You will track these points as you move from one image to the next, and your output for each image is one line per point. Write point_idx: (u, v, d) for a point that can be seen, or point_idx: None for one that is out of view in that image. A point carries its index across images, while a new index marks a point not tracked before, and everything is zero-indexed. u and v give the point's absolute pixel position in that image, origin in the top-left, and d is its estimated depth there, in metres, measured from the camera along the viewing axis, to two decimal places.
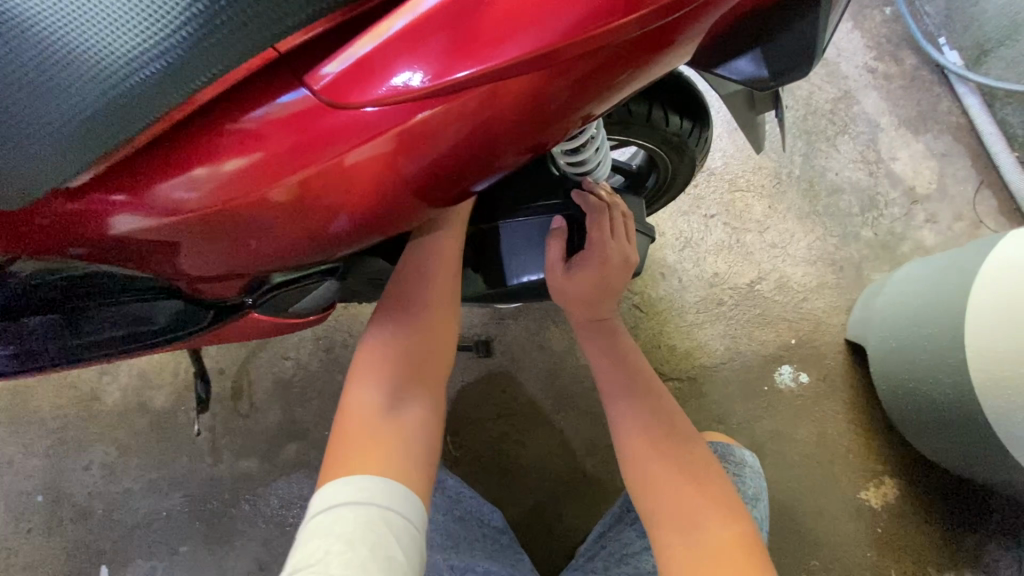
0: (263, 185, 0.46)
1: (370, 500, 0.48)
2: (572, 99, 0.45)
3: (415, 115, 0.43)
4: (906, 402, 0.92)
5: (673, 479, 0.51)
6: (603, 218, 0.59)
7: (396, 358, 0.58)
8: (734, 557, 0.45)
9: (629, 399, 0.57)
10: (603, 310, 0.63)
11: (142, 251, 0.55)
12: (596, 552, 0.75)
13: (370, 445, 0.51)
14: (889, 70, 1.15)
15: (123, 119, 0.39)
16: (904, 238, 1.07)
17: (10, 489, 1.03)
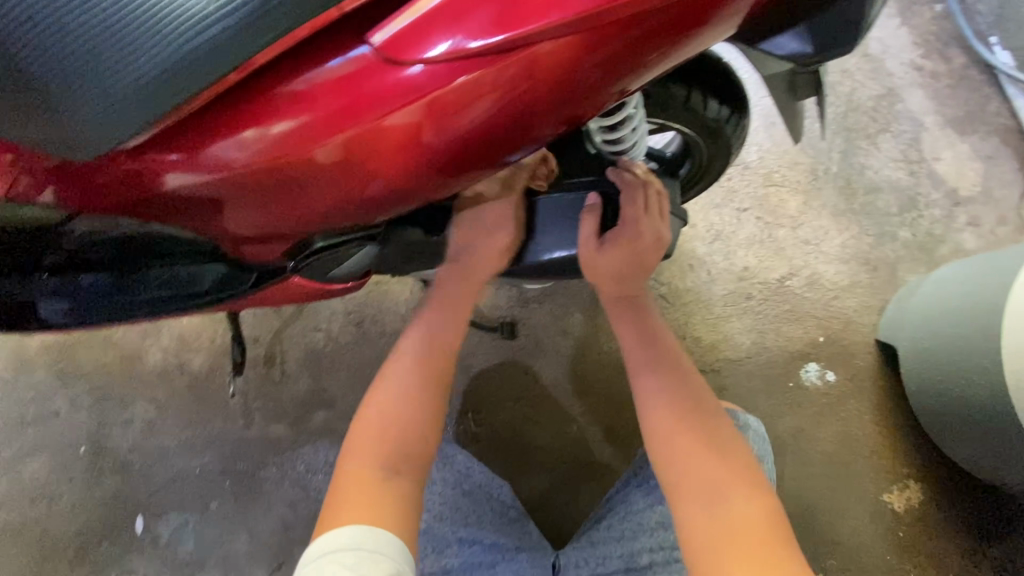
0: (307, 147, 0.49)
1: (361, 545, 0.53)
2: (606, 75, 0.47)
3: (452, 81, 0.45)
4: (936, 405, 0.90)
5: (701, 454, 0.52)
6: (637, 193, 0.63)
7: (391, 415, 0.63)
8: (754, 531, 0.48)
9: (656, 373, 0.58)
10: (632, 287, 0.65)
11: (192, 209, 0.59)
12: (605, 514, 0.83)
13: (363, 499, 0.57)
14: (937, 69, 1.12)
15: (183, 82, 0.43)
16: (943, 241, 1.04)
17: (57, 439, 1.09)
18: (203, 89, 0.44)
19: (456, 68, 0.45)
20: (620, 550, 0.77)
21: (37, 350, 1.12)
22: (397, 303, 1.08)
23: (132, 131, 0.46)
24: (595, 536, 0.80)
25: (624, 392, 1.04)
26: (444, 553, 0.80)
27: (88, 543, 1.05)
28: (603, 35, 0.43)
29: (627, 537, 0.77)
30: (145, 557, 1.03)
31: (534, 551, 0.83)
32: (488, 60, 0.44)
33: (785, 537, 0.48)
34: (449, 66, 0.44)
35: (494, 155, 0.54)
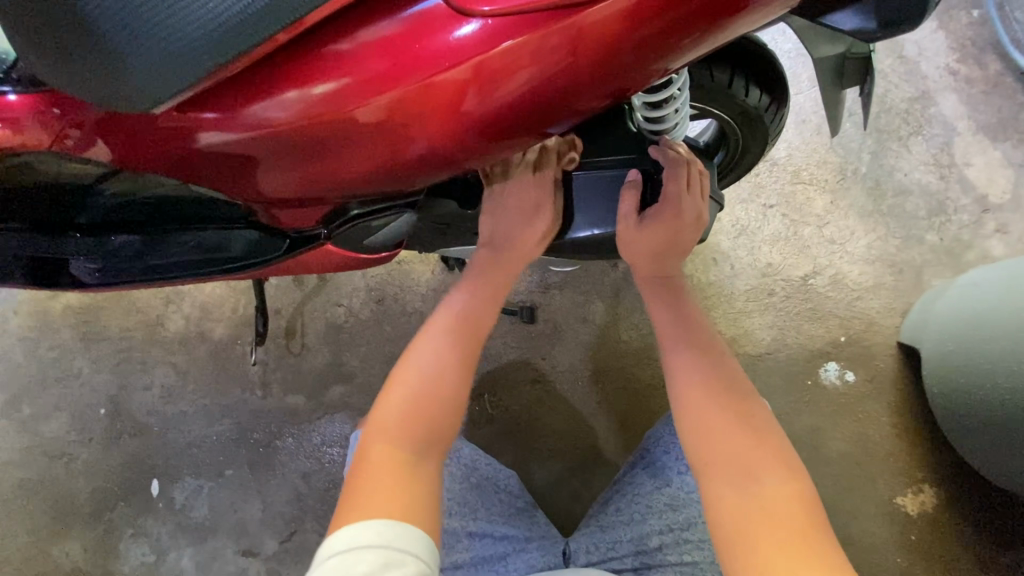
0: (351, 107, 0.50)
1: (389, 543, 0.49)
2: (652, 48, 0.46)
3: (497, 46, 0.46)
4: (956, 409, 0.90)
5: (731, 432, 0.54)
6: (681, 171, 0.64)
7: (418, 400, 0.59)
8: (786, 506, 0.49)
9: (690, 353, 0.61)
10: (667, 267, 0.68)
11: (229, 170, 0.60)
12: (612, 496, 0.83)
13: (391, 489, 0.52)
14: (972, 73, 1.11)
15: (240, 36, 0.44)
16: (970, 247, 1.04)
17: (77, 399, 1.10)
18: (259, 45, 0.45)
19: (503, 32, 0.45)
20: (630, 534, 0.77)
21: (61, 312, 1.13)
22: (418, 282, 1.09)
23: (184, 83, 0.47)
24: (603, 519, 0.81)
25: (640, 382, 1.04)
26: (456, 547, 0.80)
27: (104, 503, 1.06)
28: (652, 3, 0.43)
29: (637, 520, 0.78)
30: (159, 519, 1.05)
31: (544, 540, 0.83)
32: (536, 25, 0.45)
33: (816, 518, 0.48)
34: (495, 29, 0.45)
35: (533, 126, 0.54)
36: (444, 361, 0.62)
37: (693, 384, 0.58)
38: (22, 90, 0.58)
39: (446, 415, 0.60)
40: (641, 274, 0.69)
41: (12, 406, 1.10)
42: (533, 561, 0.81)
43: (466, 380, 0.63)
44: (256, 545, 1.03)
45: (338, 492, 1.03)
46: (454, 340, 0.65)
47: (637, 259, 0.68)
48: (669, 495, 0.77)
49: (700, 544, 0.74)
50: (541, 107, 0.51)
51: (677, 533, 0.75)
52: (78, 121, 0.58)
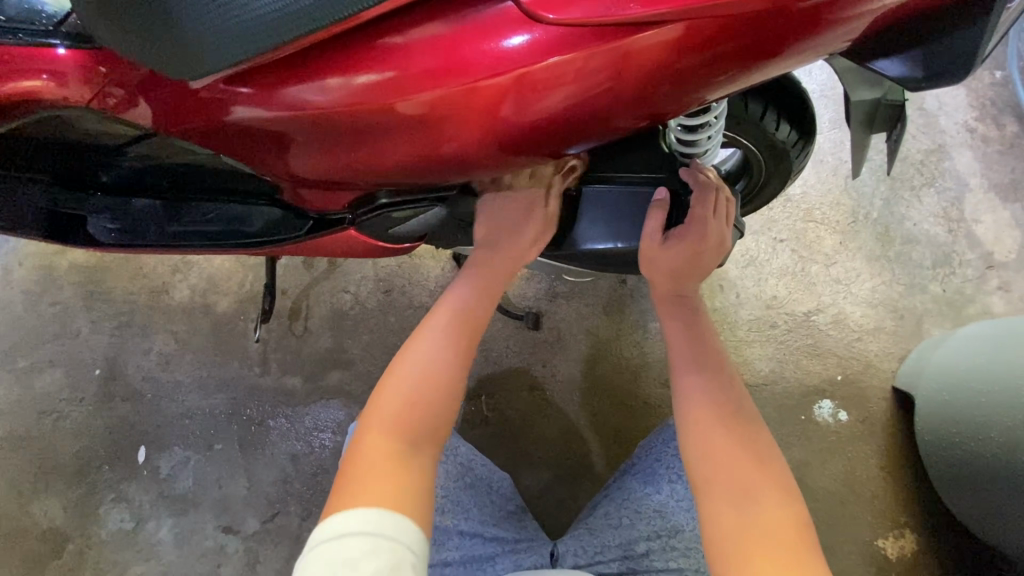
0: (391, 101, 0.51)
1: (378, 530, 0.50)
2: (693, 78, 0.48)
3: (544, 59, 0.47)
4: (946, 458, 0.91)
5: (733, 452, 0.56)
6: (708, 194, 0.66)
7: (415, 391, 0.60)
8: (787, 534, 0.50)
9: (697, 371, 0.62)
10: (685, 287, 0.69)
11: (260, 146, 0.61)
12: (600, 501, 0.84)
13: (384, 486, 0.53)
14: (989, 133, 1.13)
15: (300, 21, 0.45)
16: (972, 300, 1.06)
17: (72, 357, 1.10)
18: (314, 31, 0.46)
19: (550, 47, 0.46)
20: (618, 539, 0.78)
21: (67, 269, 1.13)
22: (427, 277, 1.10)
23: (236, 59, 0.48)
24: (592, 520, 0.82)
25: (638, 400, 1.04)
26: (446, 546, 0.79)
27: (89, 465, 1.05)
28: (699, 36, 0.44)
29: (624, 525, 0.78)
30: (142, 487, 1.04)
31: (533, 542, 0.83)
32: (584, 42, 0.46)
33: (807, 544, 0.50)
34: (543, 43, 0.46)
35: (567, 140, 0.55)
36: (443, 349, 0.63)
37: (695, 401, 0.60)
38: (70, 45, 0.58)
39: (442, 406, 0.60)
40: (659, 296, 0.69)
41: (7, 357, 1.10)
42: (521, 560, 0.80)
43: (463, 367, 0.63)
44: (237, 522, 1.02)
45: (325, 478, 1.03)
46: (458, 326, 0.66)
47: (658, 278, 0.68)
48: (658, 501, 0.78)
49: (685, 552, 0.75)
50: (577, 123, 0.52)
51: (665, 539, 0.76)
52: (123, 81, 0.59)
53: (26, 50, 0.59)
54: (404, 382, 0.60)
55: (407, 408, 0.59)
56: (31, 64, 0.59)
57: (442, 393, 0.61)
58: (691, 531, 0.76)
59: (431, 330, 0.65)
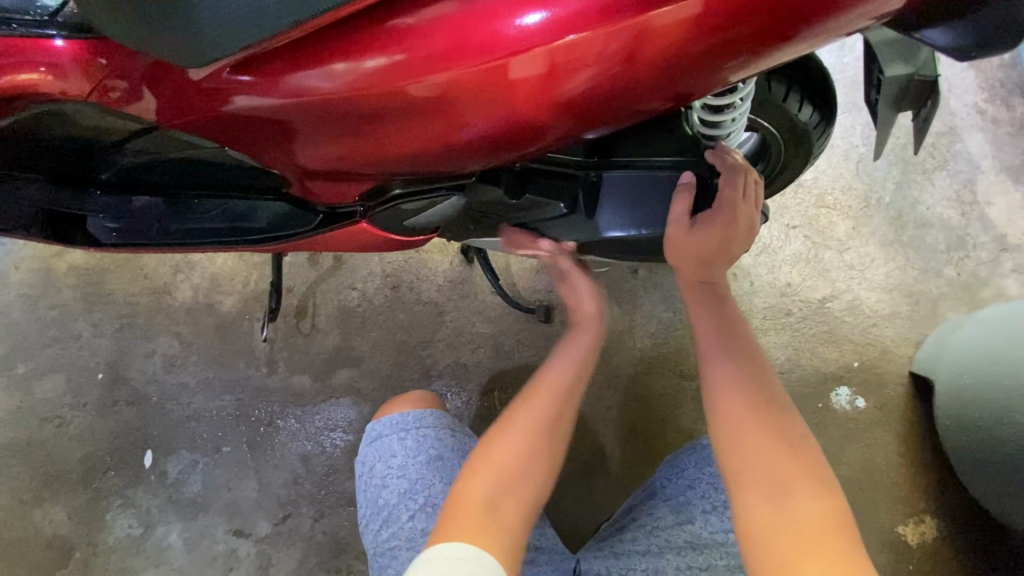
0: (401, 87, 0.49)
1: (467, 557, 0.50)
2: (718, 55, 0.45)
3: (561, 38, 0.44)
4: (968, 443, 0.90)
5: (768, 446, 0.54)
6: (737, 178, 0.64)
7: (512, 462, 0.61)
8: (823, 526, 0.49)
9: (728, 358, 0.61)
10: (713, 272, 0.67)
11: (265, 137, 0.59)
12: (627, 524, 0.82)
13: (480, 521, 0.54)
14: (999, 114, 1.12)
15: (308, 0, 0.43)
16: (987, 283, 1.05)
17: (74, 362, 1.07)
18: (326, 12, 0.44)
19: (568, 23, 0.44)
20: (646, 565, 0.76)
21: (66, 272, 1.10)
22: (436, 272, 1.08)
23: (242, 44, 0.46)
24: (622, 535, 0.81)
25: (652, 390, 1.03)
26: None
27: (93, 471, 1.03)
28: (725, 9, 0.42)
29: (654, 552, 0.76)
30: (149, 492, 1.02)
31: (554, 555, 0.80)
32: (604, 18, 0.43)
33: (847, 543, 0.48)
34: (560, 20, 0.44)
35: (585, 123, 0.53)
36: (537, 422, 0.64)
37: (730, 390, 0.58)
38: (67, 36, 0.56)
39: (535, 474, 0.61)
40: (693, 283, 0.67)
41: (7, 364, 1.07)
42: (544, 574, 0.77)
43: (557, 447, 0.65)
44: (248, 525, 1.00)
45: (337, 478, 1.02)
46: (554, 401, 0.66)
47: (684, 264, 0.67)
48: (691, 533, 0.77)
49: None
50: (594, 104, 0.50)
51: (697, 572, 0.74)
52: (124, 73, 0.57)
53: (21, 41, 0.56)
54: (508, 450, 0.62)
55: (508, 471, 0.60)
56: (28, 56, 0.57)
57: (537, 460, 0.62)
58: (724, 566, 0.75)
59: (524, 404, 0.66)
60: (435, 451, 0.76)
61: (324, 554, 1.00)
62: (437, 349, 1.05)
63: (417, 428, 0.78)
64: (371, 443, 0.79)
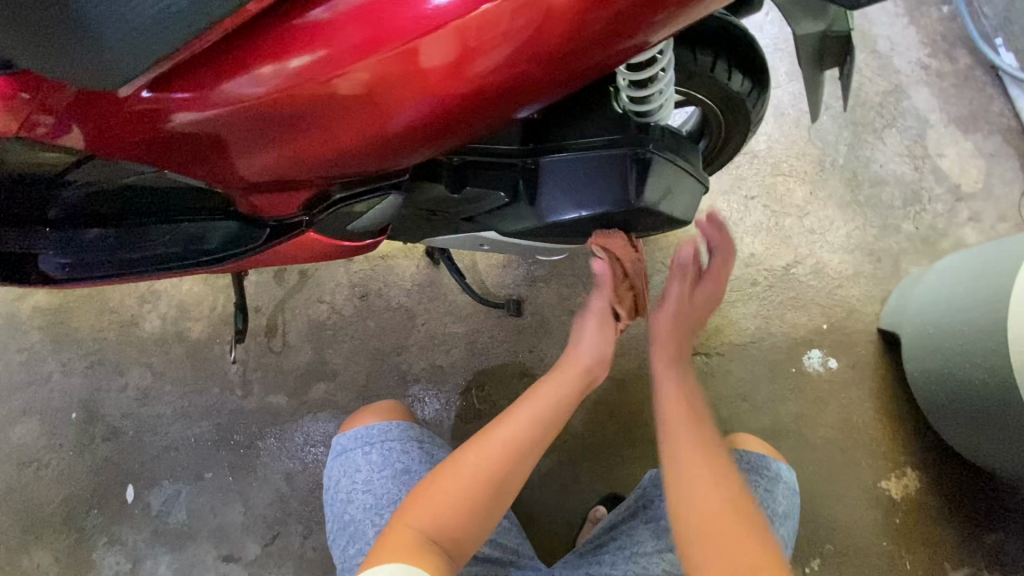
0: (326, 82, 0.49)
1: None
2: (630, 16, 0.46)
3: (475, 9, 0.45)
4: (939, 391, 0.91)
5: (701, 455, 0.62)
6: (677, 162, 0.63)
7: (464, 490, 0.62)
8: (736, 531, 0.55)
9: (676, 377, 0.71)
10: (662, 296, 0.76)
11: (203, 154, 0.58)
12: (607, 542, 0.81)
13: (415, 543, 0.57)
14: (943, 68, 1.14)
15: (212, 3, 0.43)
16: (945, 235, 1.06)
17: (47, 403, 1.06)
18: (236, 10, 0.44)
19: None
20: None
21: (30, 314, 1.09)
22: (403, 277, 1.07)
23: (156, 55, 0.45)
24: (603, 556, 0.80)
25: (628, 373, 1.03)
26: None
27: (76, 512, 1.02)
28: None
29: None
30: (134, 526, 1.01)
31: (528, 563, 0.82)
32: None
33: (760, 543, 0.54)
34: None
35: (515, 101, 0.53)
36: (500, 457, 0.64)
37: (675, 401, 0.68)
38: None
39: (490, 505, 0.63)
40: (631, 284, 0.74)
41: None
42: None
43: (519, 478, 0.65)
44: (237, 550, 1.00)
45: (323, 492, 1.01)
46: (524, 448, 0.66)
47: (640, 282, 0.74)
48: (670, 562, 0.76)
49: None
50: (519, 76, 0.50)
51: None
52: (50, 107, 0.55)
53: None
54: (462, 471, 0.63)
55: (459, 494, 0.62)
56: None
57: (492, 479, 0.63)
58: None
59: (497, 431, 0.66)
60: (401, 465, 0.77)
61: (316, 571, 0.99)
62: (411, 354, 1.05)
63: (382, 441, 0.78)
64: (336, 457, 0.79)
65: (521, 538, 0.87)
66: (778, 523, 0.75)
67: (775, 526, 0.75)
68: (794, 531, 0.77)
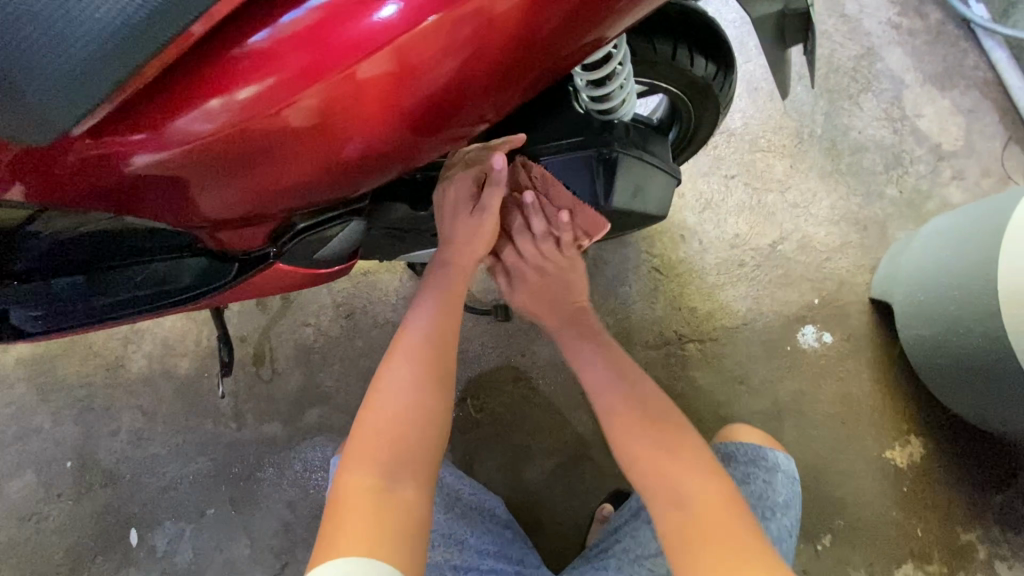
0: (276, 112, 0.46)
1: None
2: (579, 14, 0.44)
3: (422, 21, 0.42)
4: (936, 358, 0.90)
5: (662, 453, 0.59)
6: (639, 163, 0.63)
7: (391, 425, 0.56)
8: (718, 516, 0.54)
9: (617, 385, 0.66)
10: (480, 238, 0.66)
11: (155, 197, 0.54)
12: (612, 545, 0.80)
13: (361, 517, 0.51)
14: (914, 26, 1.12)
15: (143, 41, 0.40)
16: (930, 196, 1.05)
17: (40, 455, 1.04)
18: (169, 45, 0.41)
19: (425, 6, 0.42)
20: None
21: (13, 365, 1.07)
22: (386, 292, 1.06)
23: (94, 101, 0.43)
24: (608, 560, 0.79)
25: None
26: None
27: (82, 560, 1.01)
28: None
29: None
30: (142, 569, 1.00)
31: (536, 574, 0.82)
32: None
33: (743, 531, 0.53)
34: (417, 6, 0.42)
35: (473, 111, 0.51)
36: (413, 381, 0.58)
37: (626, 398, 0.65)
38: None
39: (423, 433, 0.57)
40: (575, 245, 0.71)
41: None
42: None
43: (445, 400, 0.59)
44: None
45: None
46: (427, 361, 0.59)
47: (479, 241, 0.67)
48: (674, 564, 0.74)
49: None
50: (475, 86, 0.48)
51: None
52: None
53: None
54: (389, 404, 0.57)
55: (389, 434, 0.55)
56: None
57: (414, 406, 0.57)
58: None
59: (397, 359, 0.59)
60: None
61: None
62: None
63: None
64: None
65: (527, 549, 0.87)
66: (776, 515, 0.74)
67: (777, 517, 0.75)
68: (797, 520, 0.76)
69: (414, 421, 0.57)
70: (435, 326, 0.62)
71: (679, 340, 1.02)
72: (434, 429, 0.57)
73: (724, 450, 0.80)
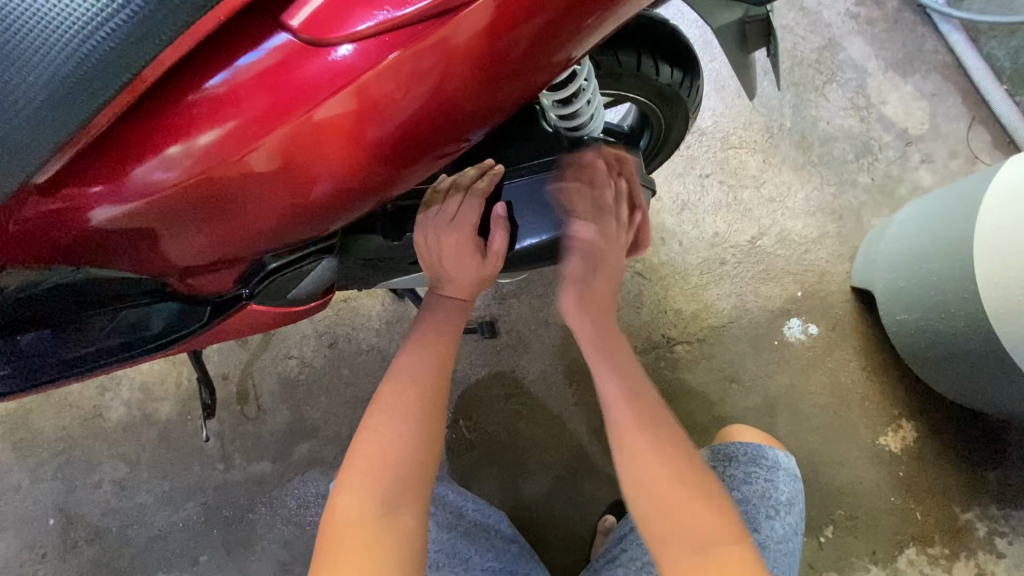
0: (239, 156, 0.44)
1: None
2: (542, 44, 0.44)
3: (382, 59, 0.41)
4: (921, 342, 0.91)
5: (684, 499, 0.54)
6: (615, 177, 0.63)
7: (388, 453, 0.55)
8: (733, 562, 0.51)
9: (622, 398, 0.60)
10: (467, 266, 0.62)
11: (118, 249, 0.51)
12: (618, 555, 0.79)
13: (360, 545, 0.51)
14: (872, 14, 1.13)
15: (88, 90, 0.38)
16: (901, 180, 1.06)
17: (20, 515, 1.00)
18: (117, 95, 0.39)
19: (384, 44, 0.41)
20: None
21: None
22: (370, 317, 1.04)
23: (42, 155, 0.40)
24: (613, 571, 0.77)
25: None
26: None
27: None
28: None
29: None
30: None
31: None
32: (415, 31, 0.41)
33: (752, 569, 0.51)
34: (376, 44, 0.41)
35: (443, 143, 0.49)
36: (417, 411, 0.57)
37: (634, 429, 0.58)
38: None
39: (423, 459, 0.56)
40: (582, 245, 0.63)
41: None
42: None
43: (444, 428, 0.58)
44: None
45: None
46: (428, 390, 0.58)
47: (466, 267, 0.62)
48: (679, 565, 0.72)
49: None
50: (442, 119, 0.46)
51: None
52: None
53: None
54: (391, 433, 0.56)
55: (387, 461, 0.55)
56: None
57: (412, 438, 0.56)
58: None
59: (399, 384, 0.59)
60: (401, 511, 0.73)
61: None
62: None
63: None
64: None
65: (534, 562, 0.85)
66: (783, 513, 0.75)
67: (781, 514, 0.75)
68: (801, 517, 0.77)
69: (414, 448, 0.56)
70: (427, 353, 0.61)
71: (667, 343, 1.02)
72: (434, 457, 0.57)
73: (725, 449, 0.81)
